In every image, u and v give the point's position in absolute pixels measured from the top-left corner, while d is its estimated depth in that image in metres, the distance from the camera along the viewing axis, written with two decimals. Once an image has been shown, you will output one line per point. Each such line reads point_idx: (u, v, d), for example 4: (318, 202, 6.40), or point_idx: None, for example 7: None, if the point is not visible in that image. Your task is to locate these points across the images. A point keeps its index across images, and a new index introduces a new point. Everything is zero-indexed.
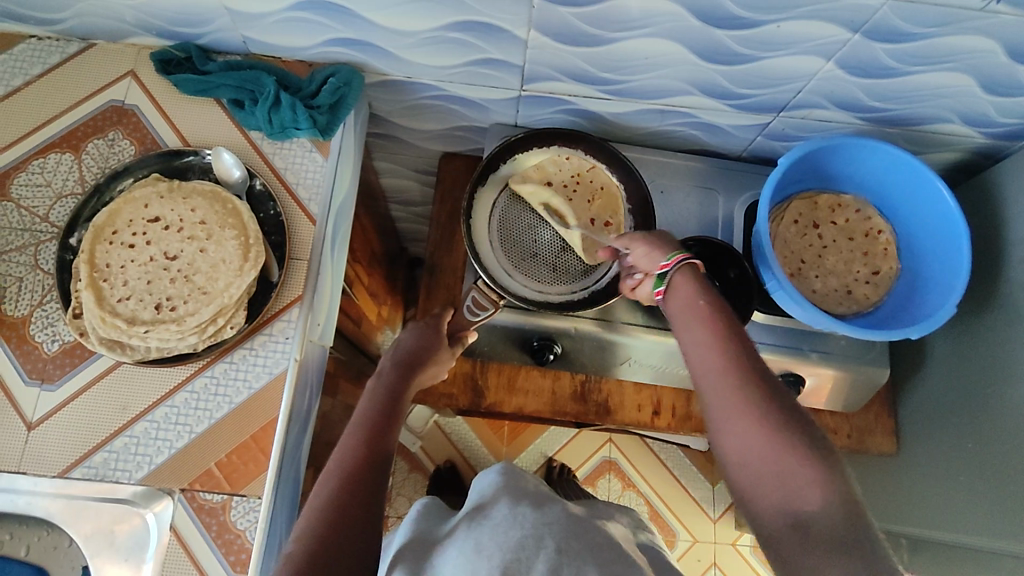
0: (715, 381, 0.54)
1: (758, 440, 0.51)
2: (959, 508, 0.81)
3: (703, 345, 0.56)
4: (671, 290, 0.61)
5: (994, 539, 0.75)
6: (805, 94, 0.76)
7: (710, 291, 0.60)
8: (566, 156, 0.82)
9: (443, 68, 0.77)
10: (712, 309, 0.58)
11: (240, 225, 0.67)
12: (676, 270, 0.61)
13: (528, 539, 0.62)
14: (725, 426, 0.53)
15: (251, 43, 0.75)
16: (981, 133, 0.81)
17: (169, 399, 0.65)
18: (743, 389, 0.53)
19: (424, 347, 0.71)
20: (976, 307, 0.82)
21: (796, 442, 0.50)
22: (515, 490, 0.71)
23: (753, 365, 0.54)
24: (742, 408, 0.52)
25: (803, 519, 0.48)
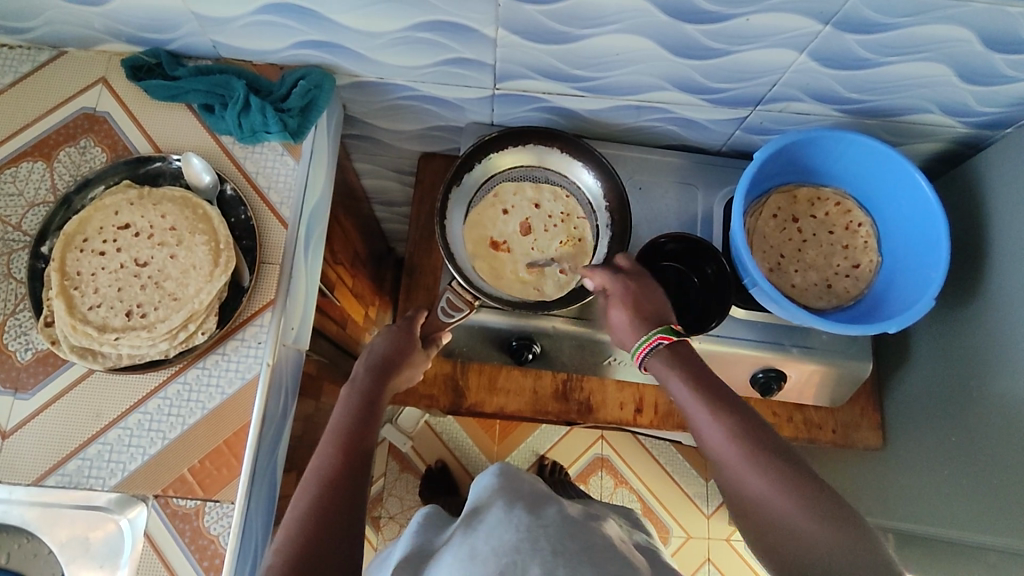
0: (723, 451, 0.58)
1: (773, 500, 0.55)
2: (941, 503, 0.81)
3: (702, 417, 0.60)
4: (656, 369, 0.65)
5: (975, 533, 0.75)
6: (780, 87, 0.75)
7: (693, 359, 0.64)
8: (564, 194, 0.83)
9: (415, 68, 0.76)
10: (700, 378, 0.62)
11: (210, 230, 0.68)
12: (651, 353, 0.65)
13: (523, 541, 0.61)
14: (741, 492, 0.57)
15: (221, 48, 0.75)
16: (961, 123, 0.80)
17: (142, 406, 0.65)
18: (750, 453, 0.57)
19: (398, 351, 0.71)
20: (958, 299, 0.81)
21: (798, 488, 0.55)
22: (512, 492, 0.72)
23: (752, 429, 0.58)
24: (749, 470, 0.56)
25: (830, 565, 0.52)
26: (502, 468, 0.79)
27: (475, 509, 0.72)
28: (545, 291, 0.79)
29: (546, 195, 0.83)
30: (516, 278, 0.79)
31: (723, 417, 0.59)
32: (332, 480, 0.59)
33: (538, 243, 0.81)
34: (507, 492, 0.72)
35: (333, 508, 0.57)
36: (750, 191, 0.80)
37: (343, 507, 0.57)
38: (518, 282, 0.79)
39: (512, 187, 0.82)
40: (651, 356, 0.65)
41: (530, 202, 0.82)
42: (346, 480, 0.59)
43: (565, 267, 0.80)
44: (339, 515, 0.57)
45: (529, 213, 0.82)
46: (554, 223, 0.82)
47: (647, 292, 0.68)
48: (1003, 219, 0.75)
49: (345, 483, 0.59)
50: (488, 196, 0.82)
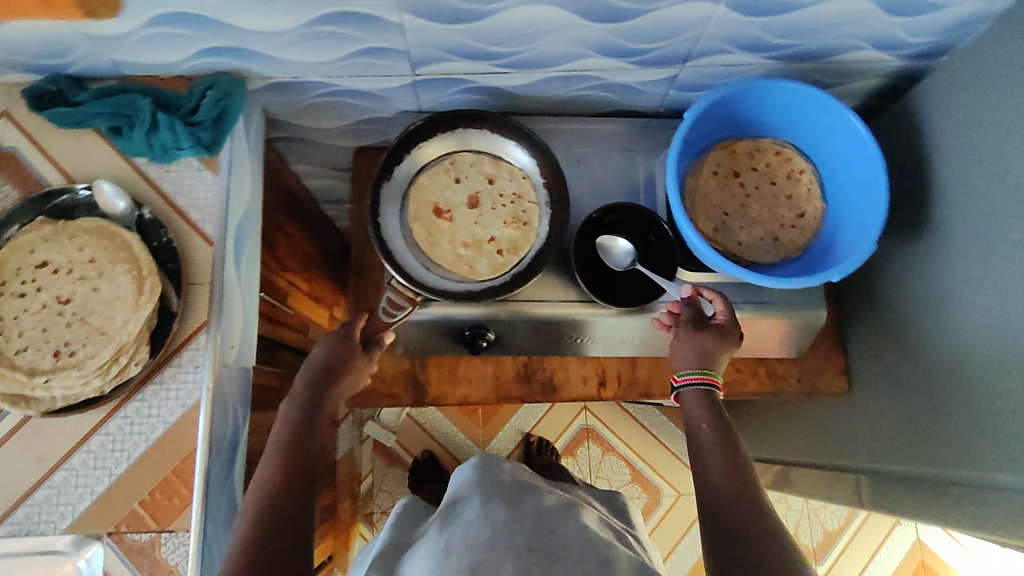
0: (723, 487, 0.64)
1: (754, 530, 0.60)
2: (898, 441, 0.81)
3: (715, 455, 0.66)
4: (690, 405, 0.71)
5: (928, 467, 0.76)
6: (704, 41, 0.73)
7: (722, 412, 0.70)
8: (520, 173, 0.80)
9: (326, 63, 0.73)
10: (723, 426, 0.69)
11: (132, 258, 0.65)
12: (695, 385, 0.72)
13: (498, 538, 0.62)
14: (727, 524, 0.61)
15: (122, 66, 0.72)
16: (896, 56, 0.77)
17: (85, 445, 0.63)
18: (744, 495, 0.63)
19: (338, 360, 0.70)
20: (908, 236, 0.80)
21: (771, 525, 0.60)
22: (490, 485, 0.72)
23: (752, 481, 0.64)
24: (737, 492, 0.63)
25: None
26: (484, 459, 0.78)
27: (454, 502, 0.71)
28: (478, 269, 0.77)
29: (496, 168, 0.80)
30: (450, 249, 0.77)
31: (733, 461, 0.66)
32: (272, 500, 0.59)
33: (482, 220, 0.79)
34: (483, 483, 0.72)
35: (272, 529, 0.57)
36: (687, 151, 0.78)
37: (283, 527, 0.58)
38: (451, 254, 0.77)
39: (470, 159, 0.80)
40: (691, 390, 0.72)
41: (485, 176, 0.80)
42: (286, 499, 0.59)
43: (503, 248, 0.78)
44: (279, 536, 0.57)
45: (481, 186, 0.80)
46: (502, 200, 0.79)
47: (725, 340, 0.72)
48: (946, 151, 0.73)
49: (286, 502, 0.59)
50: (443, 163, 0.80)
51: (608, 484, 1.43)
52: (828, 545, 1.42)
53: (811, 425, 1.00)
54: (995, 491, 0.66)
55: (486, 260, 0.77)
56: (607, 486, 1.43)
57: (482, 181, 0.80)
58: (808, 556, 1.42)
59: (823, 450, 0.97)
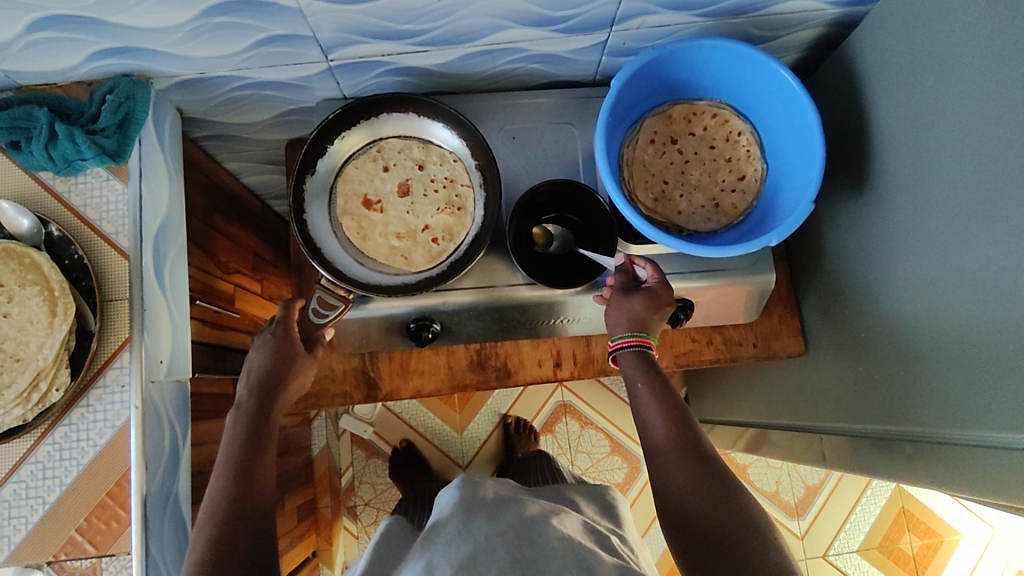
0: (665, 453, 0.63)
1: (689, 491, 0.60)
2: (851, 401, 0.82)
3: (654, 418, 0.66)
4: (626, 370, 0.70)
5: (879, 424, 0.76)
6: (626, 4, 0.69)
7: (661, 371, 0.69)
8: (452, 156, 0.77)
9: (231, 56, 0.69)
10: (662, 386, 0.67)
11: (42, 278, 0.63)
12: (628, 349, 0.70)
13: (479, 552, 0.61)
14: (670, 489, 0.61)
15: (15, 75, 0.68)
16: (829, 4, 0.74)
17: (15, 475, 0.62)
18: (683, 456, 0.62)
19: (279, 363, 0.68)
20: (855, 191, 0.78)
21: (708, 483, 0.60)
22: (473, 503, 0.71)
23: (694, 439, 0.63)
24: (672, 456, 0.63)
25: (709, 549, 0.57)
26: (468, 481, 0.77)
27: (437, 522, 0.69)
28: (414, 259, 0.75)
29: (425, 152, 0.77)
30: (383, 241, 0.75)
31: (672, 423, 0.65)
32: (227, 516, 0.58)
33: (414, 208, 0.76)
34: (468, 502, 0.71)
35: (227, 542, 0.57)
36: (621, 121, 0.75)
37: (243, 541, 0.57)
38: (385, 246, 0.75)
39: (397, 144, 0.77)
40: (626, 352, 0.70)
41: (415, 162, 0.77)
42: (241, 513, 0.59)
43: (438, 237, 0.75)
44: (237, 550, 0.57)
45: (412, 172, 0.77)
46: (434, 184, 0.77)
47: (654, 306, 0.69)
48: (885, 100, 0.71)
49: (240, 517, 0.59)
50: (370, 151, 0.77)
51: (588, 458, 1.43)
52: (809, 499, 1.44)
53: (774, 388, 1.00)
54: (945, 446, 0.65)
55: (422, 249, 0.75)
56: (587, 460, 1.43)
57: (411, 167, 0.77)
58: (791, 512, 1.44)
59: (784, 411, 0.97)
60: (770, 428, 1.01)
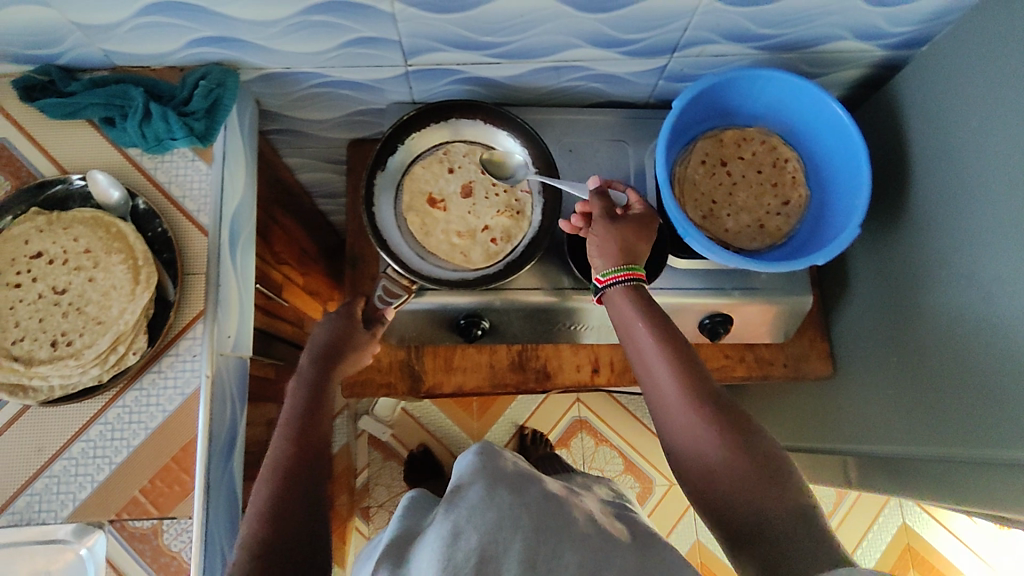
0: (681, 414, 0.59)
1: (721, 459, 0.56)
2: (890, 423, 0.84)
3: (659, 369, 0.61)
4: (621, 315, 0.65)
5: (925, 446, 0.77)
6: (690, 32, 0.74)
7: (663, 317, 0.64)
8: (513, 164, 0.82)
9: (319, 53, 0.73)
10: (669, 336, 0.62)
11: (127, 247, 0.66)
12: (622, 284, 0.65)
13: (503, 523, 0.58)
14: (699, 461, 0.57)
15: (113, 56, 0.72)
16: (877, 46, 0.79)
17: (84, 434, 0.64)
18: (697, 410, 0.58)
19: (341, 338, 0.70)
20: (894, 223, 0.82)
21: (739, 447, 0.56)
22: (493, 472, 0.66)
23: (708, 394, 0.59)
24: (694, 421, 0.58)
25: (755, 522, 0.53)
26: (485, 450, 0.71)
27: (458, 488, 0.65)
28: (472, 257, 0.78)
29: (488, 157, 0.82)
30: (445, 238, 0.78)
31: (678, 373, 0.60)
32: (289, 472, 0.58)
33: (475, 208, 0.80)
34: (487, 468, 0.67)
35: (288, 498, 0.57)
36: (676, 141, 0.80)
37: (304, 497, 0.57)
38: (445, 243, 0.78)
39: (463, 148, 0.81)
40: (620, 295, 0.65)
41: (478, 166, 0.81)
42: (302, 471, 0.59)
43: (496, 237, 0.79)
44: (297, 505, 0.57)
45: (474, 175, 0.81)
46: (495, 188, 0.81)
47: (642, 225, 0.68)
48: (927, 138, 0.75)
49: (303, 477, 0.59)
50: (437, 152, 0.81)
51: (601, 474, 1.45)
52: None
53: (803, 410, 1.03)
54: (982, 468, 0.68)
55: (480, 248, 0.78)
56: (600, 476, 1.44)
57: (475, 170, 0.81)
58: None
59: (816, 432, 0.99)
60: (803, 452, 1.03)
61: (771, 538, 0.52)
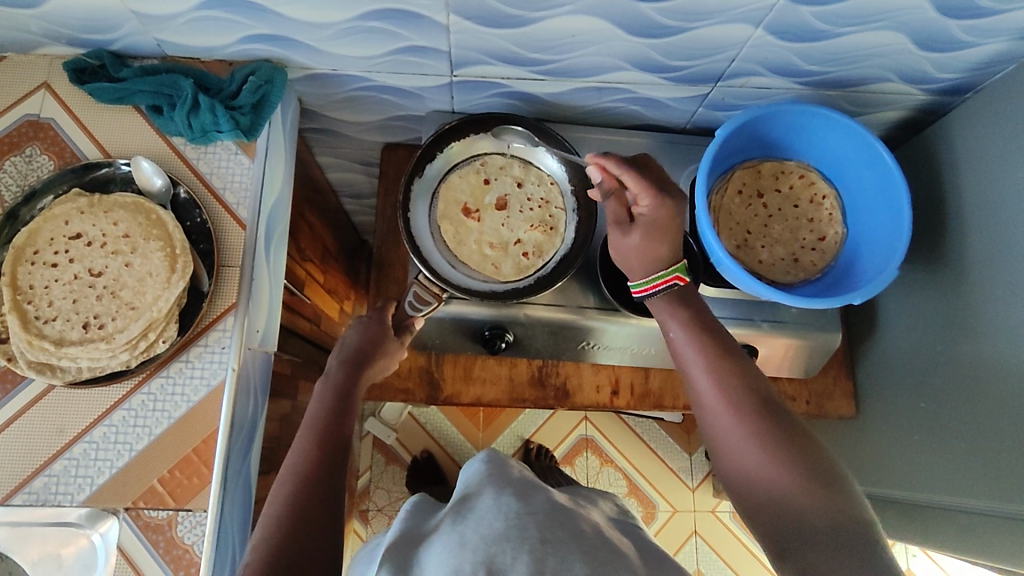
0: (722, 412, 0.59)
1: (765, 458, 0.55)
2: (915, 469, 0.82)
3: (699, 368, 0.62)
4: (664, 321, 0.66)
5: (950, 495, 0.76)
6: (739, 62, 0.74)
7: (706, 320, 0.65)
8: (549, 179, 0.82)
9: (368, 58, 0.73)
10: (711, 338, 0.63)
11: (166, 235, 0.66)
12: (659, 291, 0.66)
13: (511, 530, 0.57)
14: (742, 461, 0.57)
15: (165, 45, 0.72)
16: (922, 90, 0.78)
17: (106, 418, 0.64)
18: (738, 410, 0.58)
19: (371, 342, 0.71)
20: (927, 267, 0.82)
21: (782, 446, 0.55)
22: (500, 479, 0.67)
23: (751, 393, 0.59)
24: (735, 420, 0.58)
25: (802, 520, 0.51)
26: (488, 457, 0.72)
27: (464, 497, 0.66)
28: (503, 270, 0.78)
29: (524, 172, 0.82)
30: (477, 249, 0.79)
31: (720, 374, 0.60)
32: (311, 473, 0.58)
33: (509, 222, 0.80)
34: (490, 475, 0.67)
35: (310, 500, 0.56)
36: (714, 169, 0.80)
37: (323, 502, 0.56)
38: (477, 254, 0.78)
39: (500, 161, 0.82)
40: (661, 301, 0.67)
41: (515, 180, 0.82)
42: (322, 476, 0.58)
43: (529, 252, 0.79)
44: (316, 511, 0.55)
45: (510, 188, 0.81)
46: (530, 203, 0.81)
47: (656, 231, 0.66)
48: (969, 186, 0.75)
49: (325, 479, 0.58)
50: (474, 163, 0.81)
51: None
52: None
53: (825, 446, 1.02)
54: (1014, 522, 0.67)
55: (512, 262, 0.78)
56: None
57: (511, 184, 0.81)
58: None
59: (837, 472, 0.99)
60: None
61: (810, 534, 0.50)
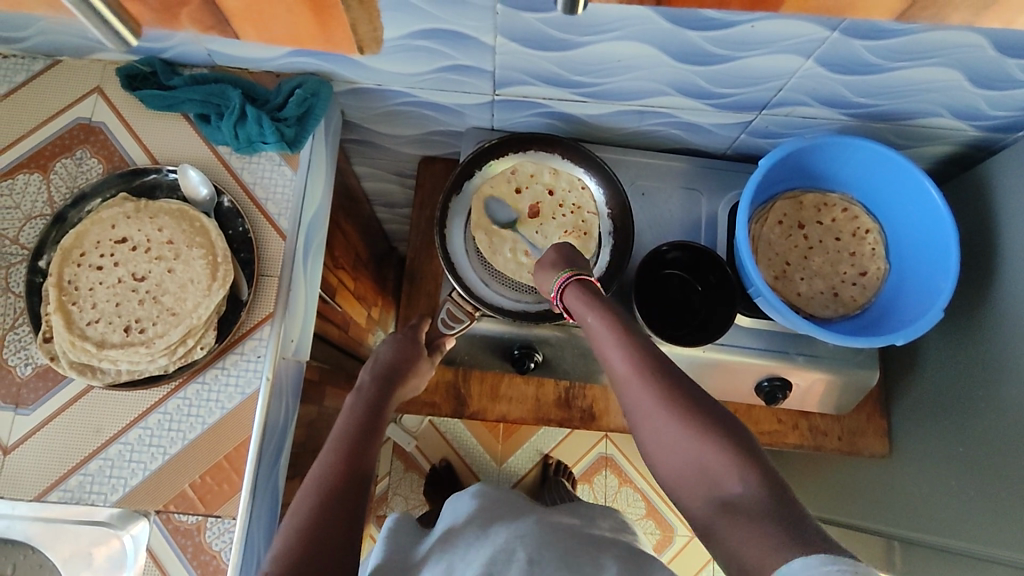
0: (634, 392, 0.58)
1: (682, 442, 0.54)
2: (952, 514, 0.79)
3: (612, 353, 0.60)
4: (575, 305, 0.65)
5: (985, 545, 0.74)
6: (786, 92, 0.73)
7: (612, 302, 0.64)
8: (580, 185, 0.81)
9: (413, 75, 0.74)
10: (618, 320, 0.61)
11: (208, 243, 0.67)
12: (567, 283, 0.66)
13: (499, 554, 0.59)
14: (663, 447, 0.56)
15: (216, 55, 0.72)
16: (973, 126, 0.76)
17: (142, 421, 0.65)
18: (649, 387, 0.57)
19: (403, 359, 0.73)
20: (972, 307, 0.79)
21: (702, 427, 0.54)
22: (490, 513, 0.69)
23: (660, 373, 0.57)
24: (651, 404, 0.56)
25: (731, 503, 0.50)
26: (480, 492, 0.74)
27: (455, 530, 0.67)
28: None
29: (554, 178, 0.81)
30: (512, 257, 0.78)
31: (629, 352, 0.59)
32: (336, 486, 0.57)
33: (542, 228, 0.79)
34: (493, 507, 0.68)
35: (334, 513, 0.55)
36: (755, 198, 0.79)
37: (347, 515, 0.55)
38: (513, 262, 0.78)
39: (531, 169, 0.81)
40: (571, 287, 0.66)
41: (546, 187, 0.81)
42: (347, 489, 0.57)
43: None
44: (339, 524, 0.54)
45: (542, 196, 0.81)
46: (562, 211, 0.80)
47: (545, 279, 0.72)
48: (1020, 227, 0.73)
49: (350, 493, 0.57)
50: (506, 172, 0.81)
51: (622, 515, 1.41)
52: None
53: (854, 482, 1.00)
54: None
55: None
56: None
57: (541, 191, 0.81)
58: None
59: (867, 512, 0.96)
60: (853, 530, 0.99)
61: (735, 513, 0.50)
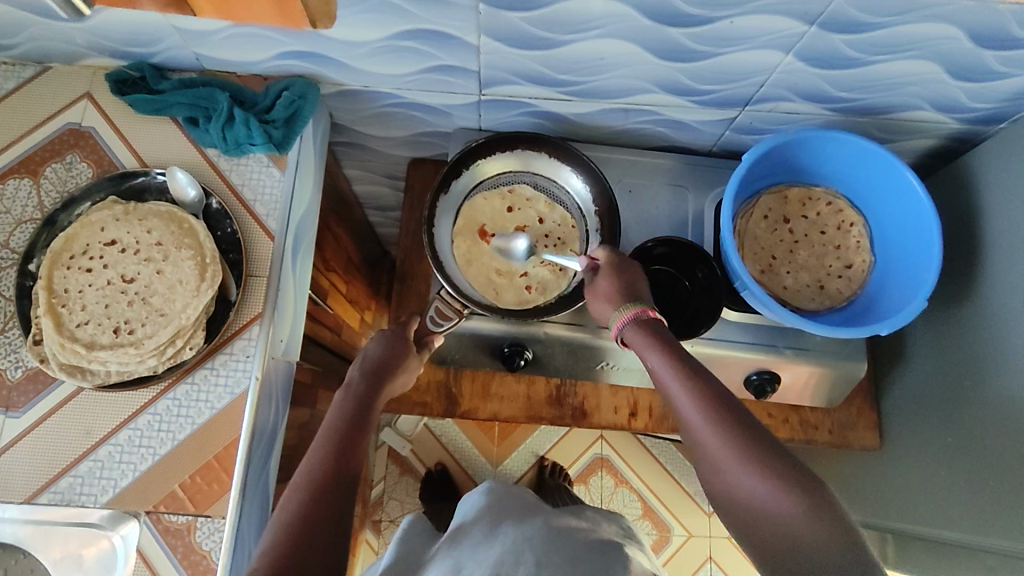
0: (714, 446, 0.56)
1: (767, 497, 0.53)
2: (942, 504, 0.80)
3: (685, 402, 0.59)
4: (639, 347, 0.64)
5: (973, 534, 0.75)
6: (768, 87, 0.73)
7: (678, 345, 0.63)
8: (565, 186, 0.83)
9: (399, 76, 0.75)
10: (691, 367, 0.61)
11: (197, 245, 0.67)
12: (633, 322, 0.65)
13: (507, 556, 0.59)
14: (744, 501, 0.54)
15: (204, 59, 0.73)
16: (954, 119, 0.77)
17: (132, 422, 0.66)
18: (737, 445, 0.55)
19: (391, 356, 0.72)
20: (957, 298, 0.80)
21: (785, 481, 0.53)
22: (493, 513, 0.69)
23: (740, 423, 0.56)
24: (730, 454, 0.55)
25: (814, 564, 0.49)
26: (492, 487, 0.75)
27: (461, 527, 0.68)
28: (503, 297, 0.79)
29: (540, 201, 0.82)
30: (484, 272, 0.79)
31: (712, 415, 0.57)
32: (324, 482, 0.57)
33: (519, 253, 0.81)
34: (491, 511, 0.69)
35: (320, 509, 0.55)
36: (740, 194, 0.80)
37: (334, 509, 0.55)
38: (481, 277, 0.79)
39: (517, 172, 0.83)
40: (634, 328, 0.65)
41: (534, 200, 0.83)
42: (336, 485, 0.57)
43: (532, 286, 0.80)
44: (326, 519, 0.54)
45: (529, 218, 0.82)
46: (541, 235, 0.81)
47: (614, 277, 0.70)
48: (1003, 216, 0.73)
49: (337, 488, 0.57)
50: (495, 180, 0.83)
51: None
52: None
53: (848, 476, 1.00)
54: None
55: (516, 296, 0.79)
56: None
57: (526, 211, 0.82)
58: None
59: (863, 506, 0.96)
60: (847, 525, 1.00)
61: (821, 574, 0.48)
